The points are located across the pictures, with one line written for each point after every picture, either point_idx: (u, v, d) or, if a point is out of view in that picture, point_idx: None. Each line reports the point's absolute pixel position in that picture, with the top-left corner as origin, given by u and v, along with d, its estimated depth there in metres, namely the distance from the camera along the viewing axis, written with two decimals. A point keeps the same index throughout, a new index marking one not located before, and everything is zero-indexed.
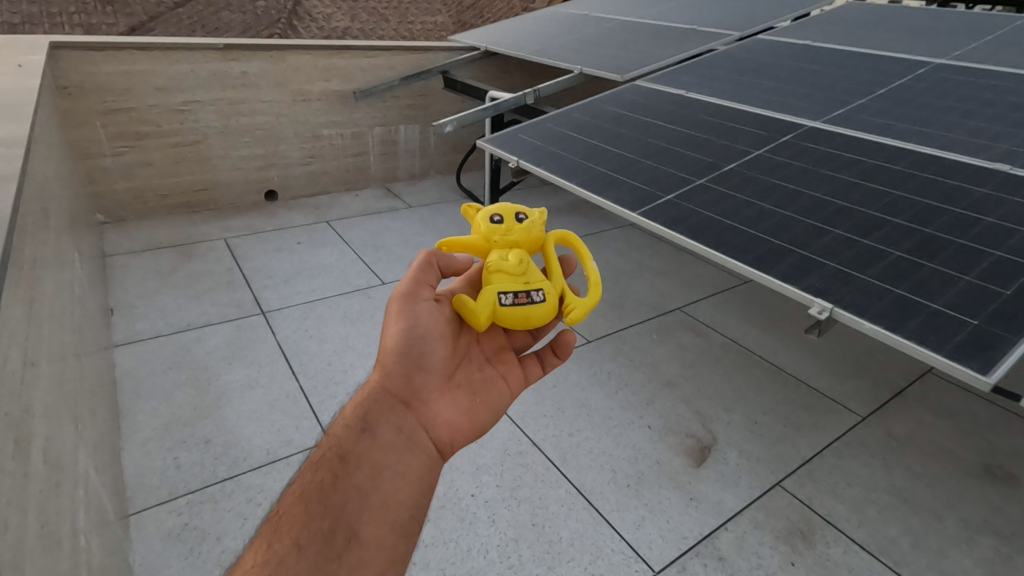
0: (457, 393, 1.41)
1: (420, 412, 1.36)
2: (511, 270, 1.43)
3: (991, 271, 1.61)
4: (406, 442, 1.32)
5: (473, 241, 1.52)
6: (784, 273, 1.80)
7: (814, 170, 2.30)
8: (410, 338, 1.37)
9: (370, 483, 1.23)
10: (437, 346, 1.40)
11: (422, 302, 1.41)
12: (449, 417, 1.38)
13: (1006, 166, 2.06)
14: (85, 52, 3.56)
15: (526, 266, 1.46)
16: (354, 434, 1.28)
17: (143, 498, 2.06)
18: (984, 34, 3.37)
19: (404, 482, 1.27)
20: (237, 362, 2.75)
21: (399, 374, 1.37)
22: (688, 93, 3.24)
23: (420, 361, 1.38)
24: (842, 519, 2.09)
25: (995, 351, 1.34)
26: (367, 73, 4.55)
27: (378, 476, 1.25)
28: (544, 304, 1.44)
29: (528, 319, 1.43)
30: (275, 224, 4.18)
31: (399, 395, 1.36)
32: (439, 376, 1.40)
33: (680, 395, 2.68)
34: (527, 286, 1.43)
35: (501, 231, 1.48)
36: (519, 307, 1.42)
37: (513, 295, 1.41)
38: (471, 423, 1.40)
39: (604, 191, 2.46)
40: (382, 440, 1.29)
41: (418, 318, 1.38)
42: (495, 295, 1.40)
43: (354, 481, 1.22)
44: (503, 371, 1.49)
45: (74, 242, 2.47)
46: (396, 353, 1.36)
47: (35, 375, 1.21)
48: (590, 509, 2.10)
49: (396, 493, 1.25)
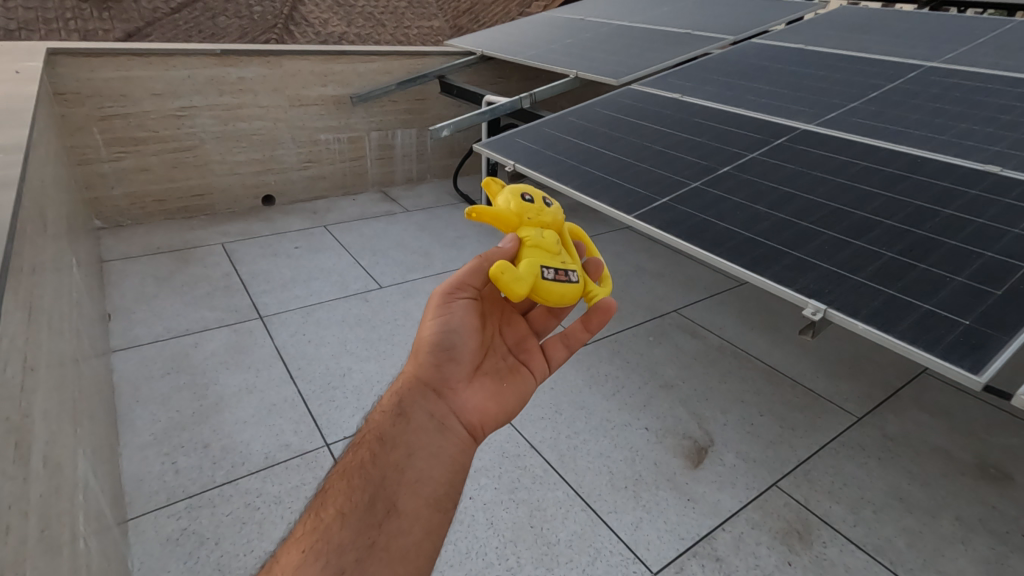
0: (487, 377, 1.34)
1: (451, 396, 1.29)
2: (548, 247, 1.42)
3: (983, 272, 1.63)
4: (438, 425, 1.26)
5: (504, 217, 1.46)
6: (777, 275, 1.82)
7: (808, 173, 2.32)
8: (442, 332, 1.29)
9: (405, 461, 1.21)
10: (469, 338, 1.31)
11: (457, 298, 1.32)
12: (481, 401, 1.30)
13: (997, 168, 2.09)
14: (83, 58, 3.57)
15: (559, 247, 1.47)
16: (389, 417, 1.25)
17: (141, 503, 2.06)
18: (976, 38, 3.41)
19: (439, 461, 1.23)
20: (235, 367, 2.75)
21: (428, 363, 1.29)
22: (683, 96, 3.27)
23: (451, 350, 1.30)
24: (838, 519, 2.10)
25: (986, 351, 1.36)
26: (363, 78, 4.57)
27: (413, 456, 1.22)
28: (575, 285, 1.44)
29: (559, 296, 1.41)
30: (272, 229, 4.19)
31: (430, 381, 1.29)
32: (469, 363, 1.32)
33: (677, 396, 2.70)
34: (562, 264, 1.43)
35: (533, 210, 1.47)
36: (556, 283, 1.39)
37: (553, 272, 1.39)
38: (504, 405, 1.33)
39: (600, 194, 2.48)
40: (414, 423, 1.25)
41: (452, 313, 1.31)
42: (538, 268, 1.36)
43: (390, 460, 1.20)
44: (530, 358, 1.41)
45: (72, 248, 2.46)
46: (427, 346, 1.29)
47: (35, 380, 1.22)
48: (588, 510, 2.11)
49: (430, 471, 1.21)
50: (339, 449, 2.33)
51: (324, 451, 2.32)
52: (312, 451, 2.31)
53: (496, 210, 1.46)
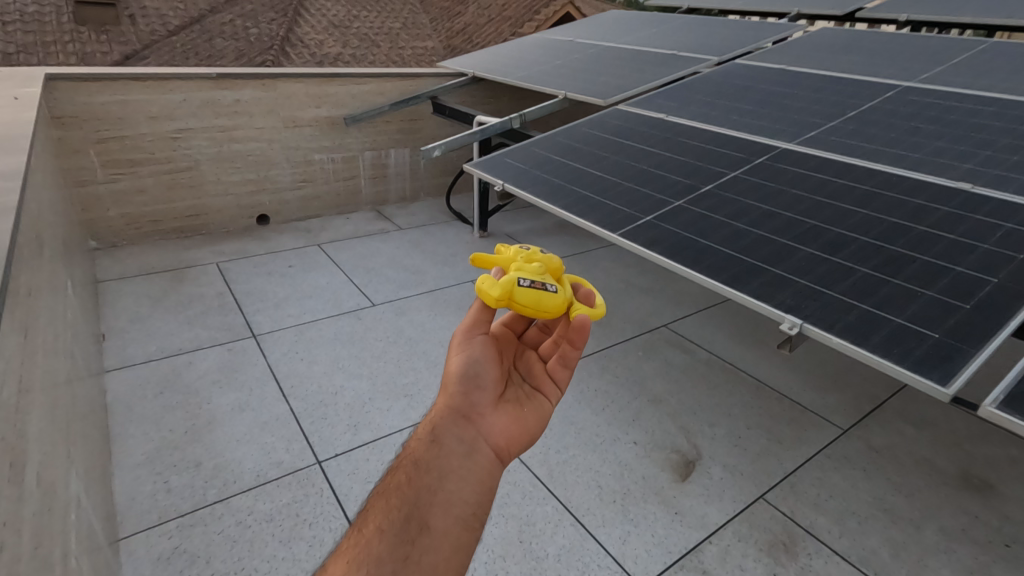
0: (514, 402, 1.23)
1: (480, 421, 1.19)
2: (532, 269, 1.33)
3: (952, 287, 1.69)
4: (467, 450, 1.16)
5: (502, 257, 1.42)
6: (755, 290, 1.87)
7: (786, 191, 2.38)
8: (465, 361, 1.21)
9: (437, 484, 1.11)
10: (492, 367, 1.23)
11: (475, 333, 1.26)
12: (508, 425, 1.19)
13: (968, 185, 2.15)
14: (79, 83, 3.63)
15: (545, 272, 1.36)
16: (422, 442, 1.16)
17: (133, 522, 2.07)
18: (950, 58, 3.51)
19: (469, 484, 1.12)
20: (228, 386, 2.78)
21: (455, 389, 1.20)
22: (668, 116, 3.35)
23: (476, 378, 1.22)
24: (824, 530, 2.13)
25: (954, 364, 1.41)
26: (357, 99, 4.65)
27: (445, 478, 1.12)
28: (558, 296, 1.29)
29: (540, 306, 1.27)
30: (266, 248, 4.23)
31: (458, 407, 1.19)
32: (494, 388, 1.22)
33: (666, 411, 2.73)
34: (545, 280, 1.31)
35: (528, 249, 1.41)
36: (535, 292, 1.27)
37: (532, 281, 1.28)
38: (531, 430, 1.21)
39: (586, 213, 2.53)
40: (445, 447, 1.15)
41: (473, 345, 1.24)
42: (513, 277, 1.27)
43: (423, 483, 1.11)
44: (542, 383, 1.28)
45: (66, 269, 2.49)
46: (451, 375, 1.21)
47: (29, 403, 1.25)
48: (576, 525, 2.13)
49: (461, 493, 1.11)
50: (331, 466, 2.36)
51: (316, 469, 2.35)
52: (304, 469, 2.34)
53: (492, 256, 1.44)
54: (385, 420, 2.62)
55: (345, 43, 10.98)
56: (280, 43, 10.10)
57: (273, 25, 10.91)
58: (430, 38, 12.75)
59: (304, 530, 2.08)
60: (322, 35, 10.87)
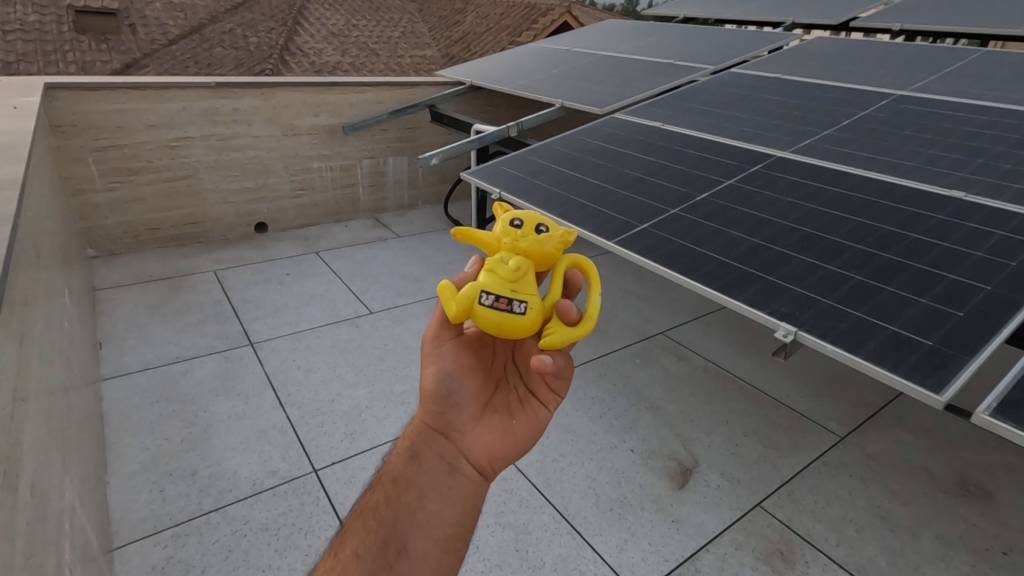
0: (498, 414, 1.19)
1: (460, 438, 1.18)
2: (503, 273, 1.27)
3: (946, 294, 1.69)
4: (448, 467, 1.18)
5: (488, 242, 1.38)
6: (750, 298, 1.88)
7: (781, 199, 2.40)
8: (437, 377, 1.18)
9: (417, 502, 1.17)
10: (467, 380, 1.20)
11: (444, 341, 1.22)
12: (490, 443, 1.16)
13: (960, 193, 2.17)
14: (79, 92, 3.64)
15: (522, 276, 1.28)
16: (403, 458, 1.22)
17: (128, 531, 2.06)
18: (944, 67, 3.54)
19: (450, 503, 1.16)
20: (225, 394, 2.78)
21: (431, 407, 1.19)
22: (664, 125, 3.37)
23: (451, 394, 1.19)
24: (821, 538, 2.13)
25: (947, 371, 1.41)
26: (355, 108, 4.68)
27: (424, 497, 1.17)
28: (524, 317, 1.22)
29: (501, 325, 1.22)
30: (264, 256, 4.25)
31: (437, 425, 1.20)
32: (474, 402, 1.19)
33: (663, 418, 2.73)
34: (513, 294, 1.24)
35: (515, 236, 1.32)
36: (496, 311, 1.22)
37: (495, 298, 1.22)
38: (517, 445, 1.16)
39: (582, 221, 2.55)
40: (424, 465, 1.19)
41: (444, 357, 1.21)
42: (476, 291, 1.22)
43: (403, 501, 1.18)
44: (539, 389, 1.20)
45: (64, 277, 2.50)
46: (426, 391, 1.20)
47: (24, 411, 1.25)
48: (573, 533, 2.13)
49: (441, 512, 1.16)
50: (327, 475, 2.35)
51: (313, 478, 2.34)
52: (302, 479, 2.33)
53: (485, 236, 1.41)
54: (382, 429, 2.62)
55: (344, 52, 11.08)
56: (280, 51, 10.13)
57: (273, 34, 10.97)
58: (429, 47, 12.89)
59: (300, 539, 2.08)
60: (322, 44, 10.95)
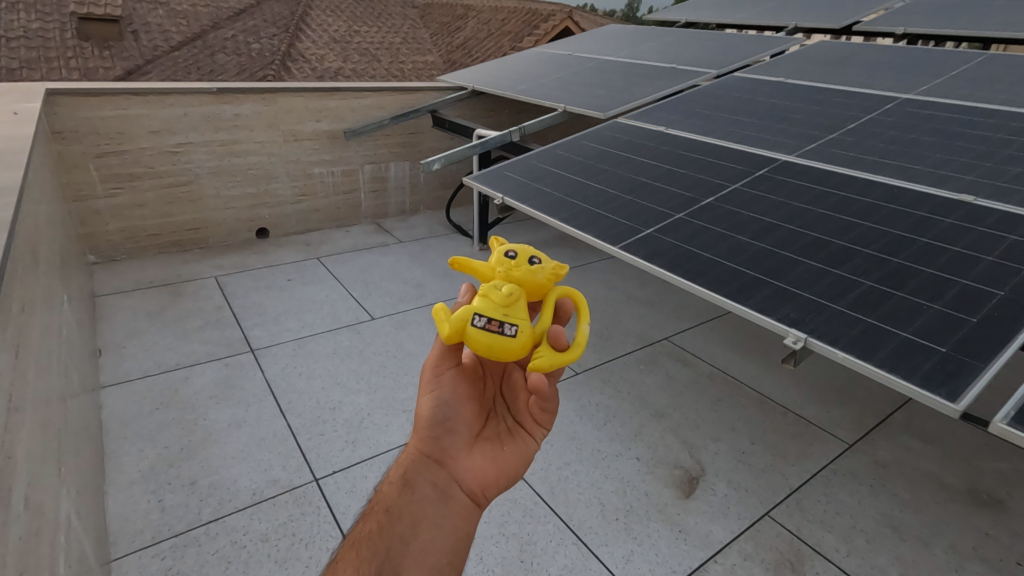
0: (491, 441, 1.18)
1: (453, 465, 1.15)
2: (497, 299, 1.26)
3: (959, 299, 1.67)
4: (440, 495, 1.14)
5: (482, 268, 1.37)
6: (759, 304, 1.85)
7: (787, 204, 2.37)
8: (435, 404, 1.16)
9: (410, 533, 1.11)
10: (464, 407, 1.18)
11: (445, 369, 1.20)
12: (482, 469, 1.14)
13: (970, 197, 2.14)
14: (80, 98, 3.62)
15: (518, 303, 1.27)
16: (395, 487, 1.16)
17: (125, 542, 2.02)
18: (949, 70, 3.52)
19: (443, 532, 1.12)
20: (225, 401, 2.75)
21: (425, 434, 1.16)
22: (669, 129, 3.35)
23: (447, 421, 1.17)
24: (832, 549, 2.09)
25: (963, 378, 1.38)
26: (357, 113, 4.67)
27: (417, 526, 1.12)
28: (515, 341, 1.22)
29: (494, 347, 1.21)
30: (264, 261, 4.23)
31: (431, 451, 1.16)
32: (469, 429, 1.17)
33: (668, 425, 2.70)
34: (506, 319, 1.23)
35: (508, 265, 1.32)
36: (489, 333, 1.21)
37: (488, 320, 1.22)
38: (510, 470, 1.15)
39: (586, 226, 2.52)
40: (417, 493, 1.14)
41: (443, 385, 1.18)
42: (471, 313, 1.22)
43: (395, 531, 1.12)
44: (525, 418, 1.20)
45: (63, 283, 2.48)
46: (422, 419, 1.17)
47: (19, 422, 1.22)
48: (579, 544, 2.09)
49: (434, 542, 1.11)
50: (328, 484, 2.32)
51: (314, 487, 2.31)
52: (304, 488, 2.30)
53: (479, 263, 1.39)
54: (383, 436, 2.59)
55: (346, 58, 11.12)
56: (281, 57, 10.15)
57: (274, 40, 11.01)
58: (431, 52, 12.94)
59: (300, 550, 2.04)
60: (323, 50, 10.99)
